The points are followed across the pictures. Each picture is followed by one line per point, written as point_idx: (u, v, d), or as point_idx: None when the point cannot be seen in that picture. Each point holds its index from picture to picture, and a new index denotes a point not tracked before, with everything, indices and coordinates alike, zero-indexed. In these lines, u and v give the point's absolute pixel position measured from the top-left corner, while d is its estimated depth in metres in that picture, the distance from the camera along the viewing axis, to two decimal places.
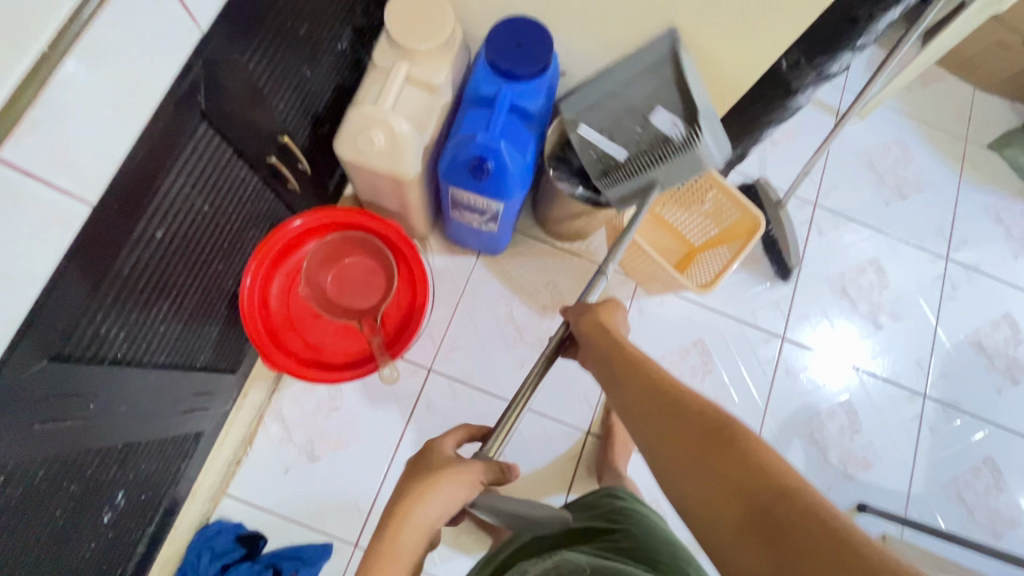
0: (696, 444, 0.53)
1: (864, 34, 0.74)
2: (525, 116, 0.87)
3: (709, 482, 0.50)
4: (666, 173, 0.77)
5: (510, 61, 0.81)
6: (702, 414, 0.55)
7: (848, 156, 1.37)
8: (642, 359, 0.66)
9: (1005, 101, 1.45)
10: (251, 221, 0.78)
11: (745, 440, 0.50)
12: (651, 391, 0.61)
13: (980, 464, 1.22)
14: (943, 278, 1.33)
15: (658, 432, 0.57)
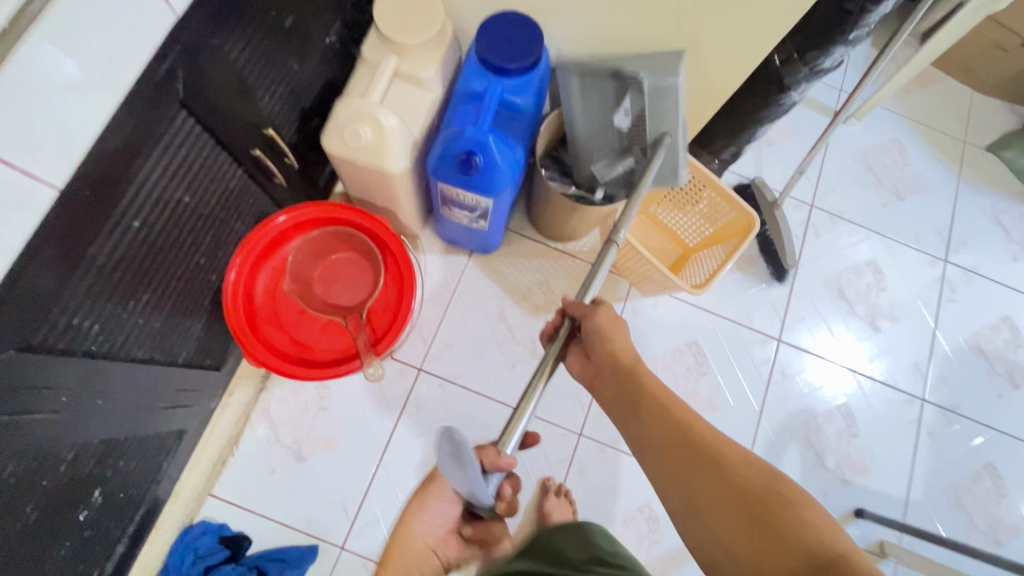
0: (739, 495, 0.55)
1: (856, 28, 0.73)
2: (515, 111, 0.86)
3: (751, 533, 0.53)
4: (661, 118, 0.78)
5: (499, 56, 0.81)
6: (743, 465, 0.57)
7: (845, 157, 1.36)
8: (667, 395, 0.67)
9: (1004, 103, 1.44)
10: (235, 214, 0.77)
11: (791, 496, 0.54)
12: (679, 436, 0.62)
13: (980, 470, 1.20)
14: (942, 281, 1.31)
15: (692, 476, 0.59)
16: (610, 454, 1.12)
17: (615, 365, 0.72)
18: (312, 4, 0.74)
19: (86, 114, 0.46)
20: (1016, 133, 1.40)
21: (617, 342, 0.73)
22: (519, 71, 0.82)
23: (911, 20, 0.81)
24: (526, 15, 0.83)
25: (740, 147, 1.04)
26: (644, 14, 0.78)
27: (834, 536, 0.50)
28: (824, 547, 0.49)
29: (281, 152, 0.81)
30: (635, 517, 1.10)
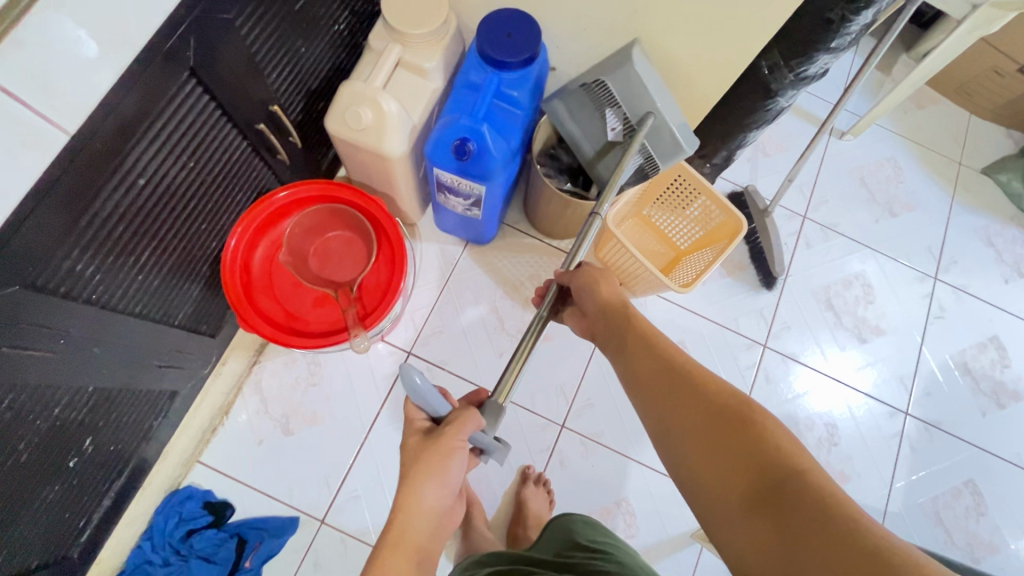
0: (712, 418, 0.59)
1: (839, 37, 0.76)
2: (510, 104, 0.90)
3: (718, 451, 0.57)
4: (633, 103, 0.83)
5: (498, 49, 0.85)
6: (718, 390, 0.61)
7: (839, 171, 1.39)
8: (654, 332, 0.71)
9: (999, 127, 1.47)
10: (236, 186, 0.81)
11: (759, 417, 0.57)
12: (662, 368, 0.66)
13: (960, 486, 1.21)
14: (931, 298, 1.33)
15: (669, 404, 0.63)
16: (591, 447, 1.13)
17: (608, 308, 0.76)
18: None
19: (102, 71, 0.50)
20: (1011, 157, 1.42)
21: (606, 291, 0.77)
22: (515, 65, 0.86)
23: (892, 30, 0.83)
24: (527, 13, 0.87)
25: (731, 152, 1.07)
26: (637, 17, 0.81)
27: (797, 452, 0.53)
28: (787, 462, 0.52)
29: (285, 130, 0.85)
30: (612, 511, 1.11)
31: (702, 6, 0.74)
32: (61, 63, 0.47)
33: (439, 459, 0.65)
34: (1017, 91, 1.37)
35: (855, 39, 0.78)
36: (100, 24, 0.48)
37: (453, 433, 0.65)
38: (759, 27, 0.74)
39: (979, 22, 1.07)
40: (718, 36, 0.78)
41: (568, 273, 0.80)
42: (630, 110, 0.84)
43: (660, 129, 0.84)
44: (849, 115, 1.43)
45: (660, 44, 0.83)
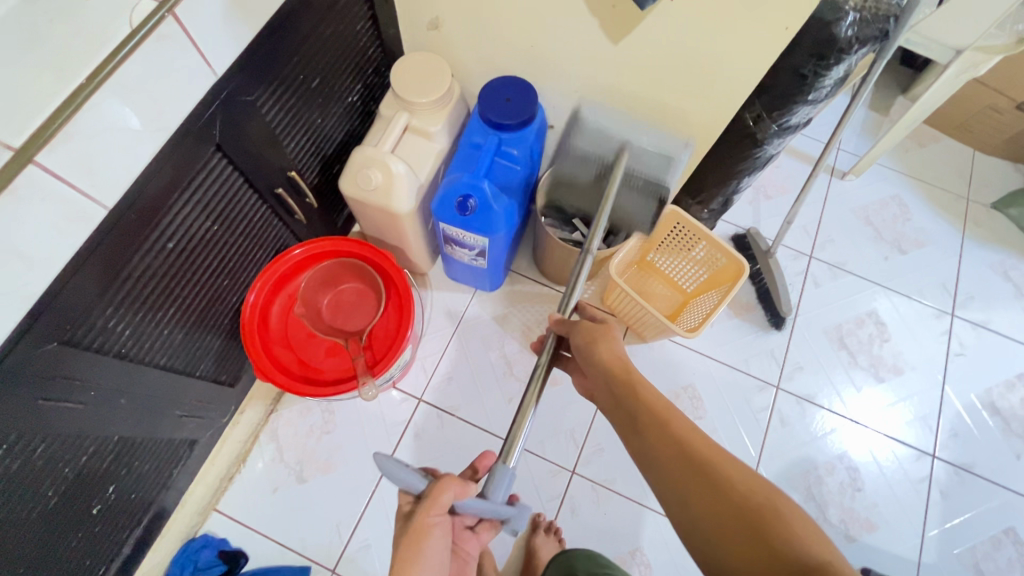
0: (738, 513, 0.57)
1: (814, 89, 0.80)
2: (511, 161, 0.96)
3: (747, 548, 0.55)
4: (603, 144, 0.98)
5: (497, 113, 0.92)
6: (742, 479, 0.59)
7: (843, 211, 1.40)
8: (664, 407, 0.69)
9: (1006, 162, 1.47)
10: (256, 244, 0.88)
11: (786, 511, 0.56)
12: (677, 450, 0.64)
13: (1000, 535, 1.14)
14: (949, 335, 1.30)
15: (692, 491, 0.61)
16: (603, 493, 1.12)
17: (609, 373, 0.75)
18: (336, 70, 0.88)
19: (137, 153, 0.57)
20: (1020, 191, 1.41)
21: (603, 354, 0.76)
22: (514, 127, 0.92)
23: (859, 97, 0.88)
24: (523, 80, 0.95)
25: (728, 197, 1.10)
26: (623, 80, 0.88)
27: (824, 549, 0.52)
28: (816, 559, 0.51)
29: (302, 193, 0.93)
30: (627, 561, 1.08)
31: (682, 67, 0.80)
32: (103, 148, 0.54)
33: (414, 544, 0.63)
34: (1018, 127, 1.38)
35: (832, 89, 0.82)
36: (141, 113, 0.56)
37: (432, 509, 0.62)
38: (739, 84, 0.79)
39: (965, 66, 1.12)
40: (700, 94, 0.84)
41: (565, 319, 0.81)
42: (606, 151, 0.99)
43: (638, 153, 0.97)
44: (850, 156, 1.45)
45: (648, 101, 0.89)
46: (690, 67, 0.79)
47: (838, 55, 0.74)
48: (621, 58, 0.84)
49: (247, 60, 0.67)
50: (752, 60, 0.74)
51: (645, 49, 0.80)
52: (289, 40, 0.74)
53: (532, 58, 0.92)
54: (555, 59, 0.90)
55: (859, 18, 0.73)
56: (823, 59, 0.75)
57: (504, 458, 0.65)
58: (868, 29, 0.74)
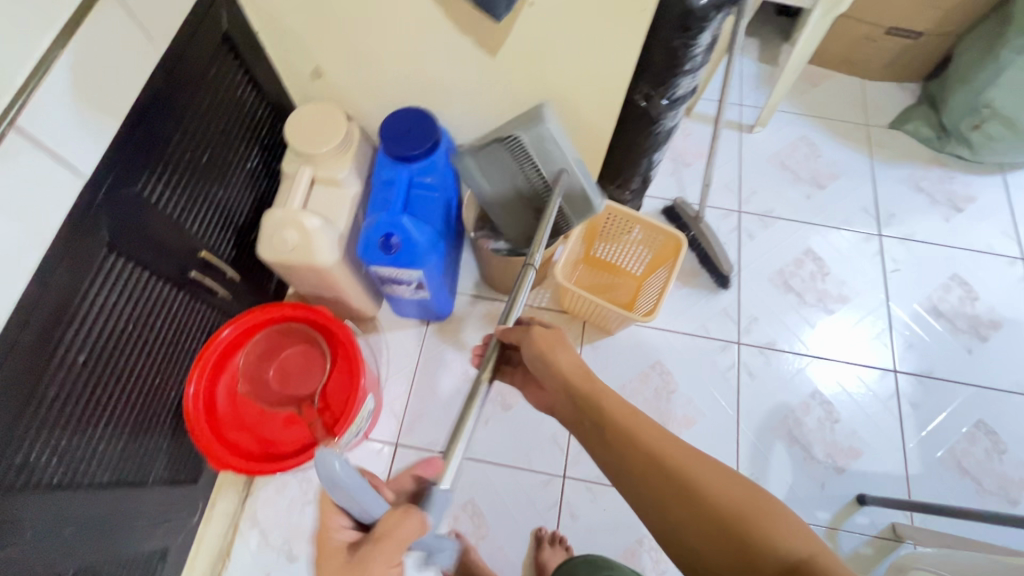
0: (716, 518, 0.58)
1: (688, 59, 0.83)
2: (426, 189, 0.96)
3: (728, 550, 0.56)
4: (542, 157, 0.85)
5: (400, 146, 0.92)
6: (715, 483, 0.60)
7: (758, 162, 1.46)
8: (631, 416, 0.68)
9: (892, 85, 1.57)
10: (182, 332, 0.85)
11: (764, 508, 0.57)
12: (652, 464, 0.63)
13: (972, 430, 1.19)
14: (881, 255, 1.36)
15: (670, 505, 0.61)
16: (598, 490, 1.12)
17: (571, 385, 0.74)
18: (225, 140, 0.86)
19: (13, 275, 0.55)
20: (911, 109, 1.51)
21: (562, 363, 0.75)
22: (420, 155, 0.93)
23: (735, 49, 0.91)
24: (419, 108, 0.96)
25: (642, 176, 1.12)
26: (510, 89, 0.89)
27: (803, 542, 0.54)
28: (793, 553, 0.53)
29: (220, 269, 0.90)
30: (636, 551, 1.08)
31: (561, 63, 0.82)
32: None
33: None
34: (893, 50, 1.47)
35: (705, 55, 0.85)
36: (8, 233, 0.53)
37: (387, 548, 0.55)
38: (619, 67, 0.81)
39: (828, 6, 1.19)
40: (586, 85, 0.85)
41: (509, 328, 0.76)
42: (545, 165, 0.86)
43: (572, 184, 0.87)
44: (753, 109, 1.52)
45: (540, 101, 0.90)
46: (568, 59, 0.81)
47: (701, 25, 0.77)
48: (502, 68, 0.85)
49: (117, 152, 0.65)
50: (621, 42, 0.76)
51: (521, 54, 0.81)
52: (163, 121, 0.72)
53: (420, 86, 0.93)
54: (442, 83, 0.91)
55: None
56: (688, 31, 0.78)
57: (437, 480, 0.61)
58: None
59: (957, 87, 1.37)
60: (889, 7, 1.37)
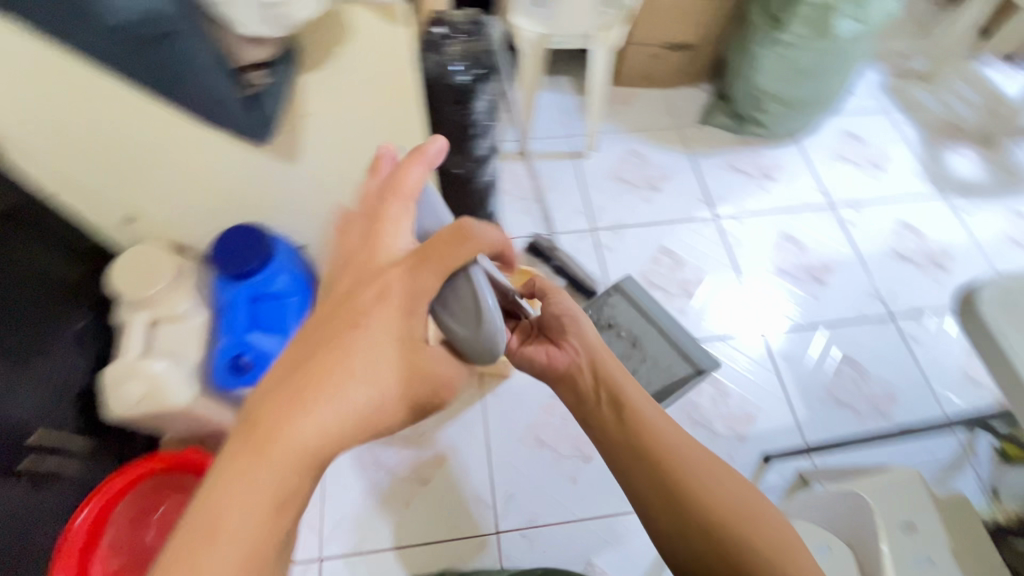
0: (716, 516, 0.66)
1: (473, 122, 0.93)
2: (271, 300, 0.98)
3: (720, 543, 0.66)
4: None
5: (233, 267, 0.92)
6: (725, 491, 0.68)
7: (598, 181, 1.60)
8: (651, 414, 0.74)
9: (690, 88, 1.79)
10: (24, 530, 0.79)
11: (761, 514, 0.67)
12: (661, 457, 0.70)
13: (837, 363, 1.32)
14: (722, 234, 1.52)
15: (677, 496, 0.68)
16: (532, 534, 1.12)
17: (601, 366, 0.78)
18: (35, 315, 0.83)
19: None
20: (709, 105, 1.73)
21: (594, 344, 0.81)
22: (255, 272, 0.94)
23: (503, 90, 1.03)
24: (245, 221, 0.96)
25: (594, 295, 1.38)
26: (327, 179, 0.92)
27: (785, 543, 0.65)
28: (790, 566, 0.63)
29: (59, 446, 0.85)
30: None
31: (360, 141, 0.85)
32: None
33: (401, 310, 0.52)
34: (678, 61, 1.69)
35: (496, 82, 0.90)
36: None
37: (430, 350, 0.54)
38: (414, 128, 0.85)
39: (603, 43, 1.36)
40: (393, 153, 0.89)
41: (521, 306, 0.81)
42: None
43: None
44: (581, 137, 1.67)
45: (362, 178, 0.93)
46: (364, 137, 0.85)
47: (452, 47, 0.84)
48: (310, 164, 0.87)
49: None
50: (403, 108, 0.81)
51: (319, 147, 0.85)
52: None
53: (239, 200, 0.93)
54: (259, 192, 0.92)
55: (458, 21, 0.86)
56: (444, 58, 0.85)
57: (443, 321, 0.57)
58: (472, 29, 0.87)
59: (735, 80, 1.59)
60: (659, 29, 1.58)
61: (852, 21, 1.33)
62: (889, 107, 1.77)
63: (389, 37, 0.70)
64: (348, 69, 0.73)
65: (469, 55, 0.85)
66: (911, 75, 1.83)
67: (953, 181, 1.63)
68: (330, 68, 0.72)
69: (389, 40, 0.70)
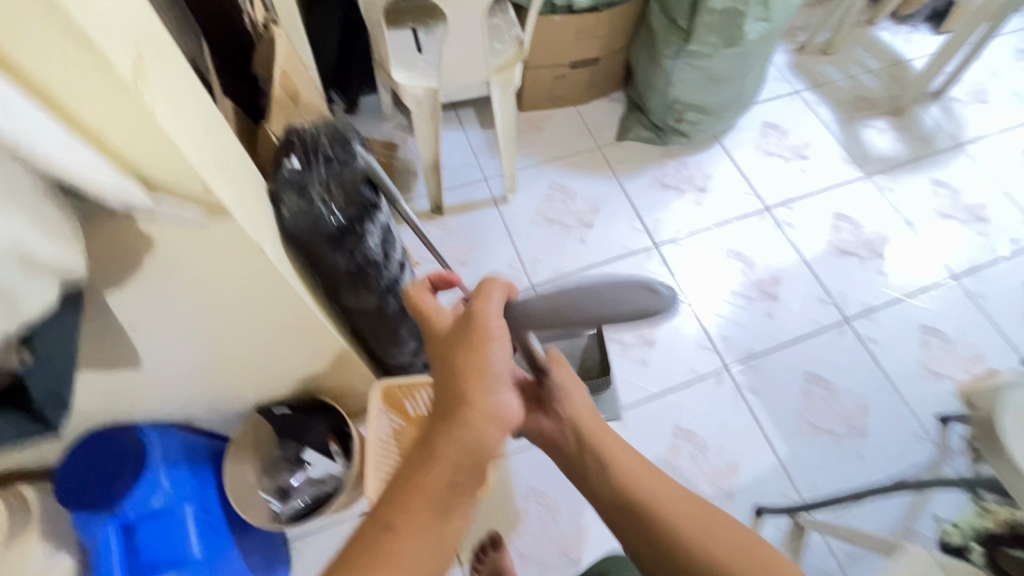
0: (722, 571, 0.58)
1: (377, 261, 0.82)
2: (154, 513, 0.77)
3: None
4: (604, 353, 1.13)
5: (93, 494, 0.73)
6: (717, 544, 0.60)
7: (526, 228, 1.44)
8: (638, 471, 0.67)
9: (601, 100, 1.65)
10: None
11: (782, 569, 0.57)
12: (648, 517, 0.63)
13: (806, 385, 1.27)
14: (666, 263, 1.41)
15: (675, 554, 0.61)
16: None
17: (579, 428, 0.71)
18: None
19: None
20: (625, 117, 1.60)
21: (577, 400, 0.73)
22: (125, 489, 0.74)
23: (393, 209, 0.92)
24: (103, 430, 0.76)
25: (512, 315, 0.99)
26: (193, 361, 0.73)
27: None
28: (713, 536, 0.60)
29: None
30: None
31: (220, 320, 0.67)
32: None
33: (481, 344, 0.58)
34: (585, 76, 1.54)
35: (375, 192, 0.83)
36: None
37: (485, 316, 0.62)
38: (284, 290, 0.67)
39: (502, 86, 1.20)
40: (270, 318, 0.71)
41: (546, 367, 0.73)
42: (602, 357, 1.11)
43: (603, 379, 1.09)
44: (498, 178, 1.49)
45: (239, 348, 0.75)
46: (225, 315, 0.67)
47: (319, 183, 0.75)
48: (163, 358, 0.70)
49: None
50: (260, 276, 0.63)
51: (171, 339, 0.67)
52: None
53: (95, 414, 0.75)
54: (120, 399, 0.74)
55: (298, 151, 0.78)
56: (317, 198, 0.74)
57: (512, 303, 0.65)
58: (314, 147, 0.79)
59: (648, 91, 1.47)
60: (559, 49, 1.42)
61: (760, 23, 1.23)
62: (801, 88, 1.72)
63: (217, 224, 0.54)
64: (168, 258, 0.56)
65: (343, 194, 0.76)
66: (815, 49, 1.78)
67: (874, 158, 1.60)
68: (148, 275, 0.57)
69: (221, 229, 0.55)
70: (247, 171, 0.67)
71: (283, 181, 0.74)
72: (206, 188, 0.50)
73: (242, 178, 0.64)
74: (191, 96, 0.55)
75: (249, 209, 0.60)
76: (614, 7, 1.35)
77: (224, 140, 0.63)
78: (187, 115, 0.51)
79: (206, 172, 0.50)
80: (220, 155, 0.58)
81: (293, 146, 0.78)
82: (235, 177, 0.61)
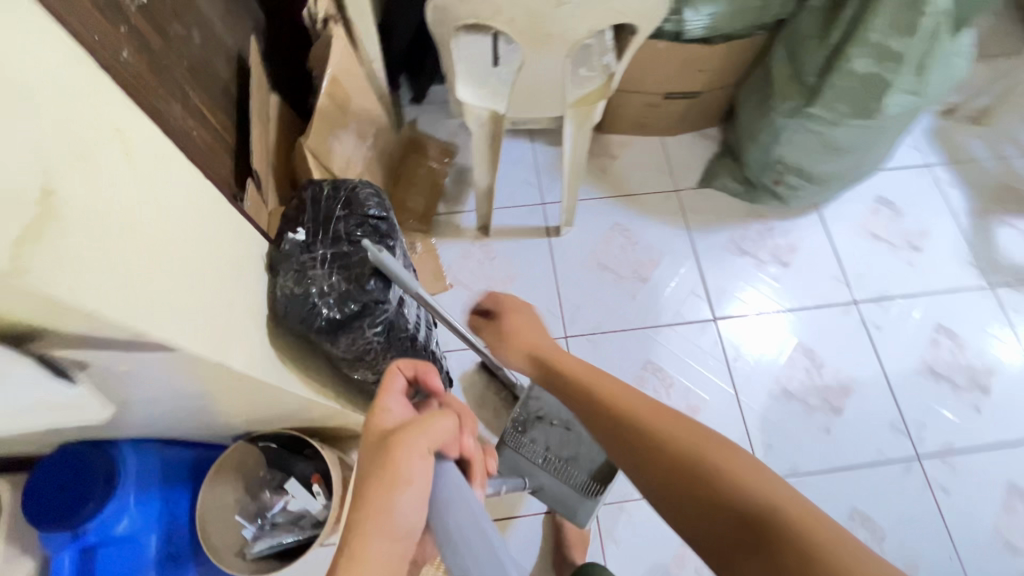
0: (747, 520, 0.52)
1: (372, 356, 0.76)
2: (118, 537, 0.76)
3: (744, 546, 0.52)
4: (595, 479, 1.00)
5: (57, 514, 0.70)
6: (739, 475, 0.55)
7: (574, 270, 1.31)
8: (644, 411, 0.65)
9: (692, 135, 1.45)
10: None
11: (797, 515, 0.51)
12: (669, 468, 0.59)
13: (848, 523, 1.11)
14: (721, 342, 1.26)
15: (695, 511, 0.56)
16: None
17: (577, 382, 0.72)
18: None
19: None
20: (714, 163, 1.41)
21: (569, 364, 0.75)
22: (92, 514, 0.72)
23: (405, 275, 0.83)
24: (77, 446, 0.72)
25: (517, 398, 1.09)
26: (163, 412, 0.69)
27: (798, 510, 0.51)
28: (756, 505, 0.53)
29: None
30: None
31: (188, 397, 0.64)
32: None
33: (387, 486, 0.43)
34: (679, 109, 1.35)
35: (389, 285, 0.71)
36: None
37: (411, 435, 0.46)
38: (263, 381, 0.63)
39: (579, 120, 1.05)
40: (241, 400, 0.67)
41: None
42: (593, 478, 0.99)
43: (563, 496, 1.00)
44: (556, 207, 1.36)
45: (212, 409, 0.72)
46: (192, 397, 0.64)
47: (319, 269, 0.69)
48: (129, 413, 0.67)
49: None
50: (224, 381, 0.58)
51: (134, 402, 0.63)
52: None
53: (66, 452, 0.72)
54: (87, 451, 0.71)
55: (312, 223, 0.73)
56: (311, 286, 0.67)
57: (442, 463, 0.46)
58: (328, 221, 0.73)
59: (747, 142, 1.27)
60: (655, 77, 1.24)
61: (909, 97, 1.00)
62: (934, 162, 1.45)
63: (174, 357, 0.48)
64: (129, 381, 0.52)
65: (336, 289, 0.69)
66: (963, 116, 1.49)
67: (1005, 267, 1.34)
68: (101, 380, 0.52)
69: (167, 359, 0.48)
70: (228, 248, 0.60)
71: (285, 256, 0.70)
72: (141, 336, 0.43)
73: (216, 268, 0.57)
74: (149, 195, 0.47)
75: (211, 315, 0.54)
76: (733, 41, 1.15)
77: (198, 222, 0.56)
78: (136, 233, 0.44)
79: (148, 309, 0.43)
80: (183, 256, 0.51)
81: (306, 216, 0.73)
82: (203, 272, 0.54)
